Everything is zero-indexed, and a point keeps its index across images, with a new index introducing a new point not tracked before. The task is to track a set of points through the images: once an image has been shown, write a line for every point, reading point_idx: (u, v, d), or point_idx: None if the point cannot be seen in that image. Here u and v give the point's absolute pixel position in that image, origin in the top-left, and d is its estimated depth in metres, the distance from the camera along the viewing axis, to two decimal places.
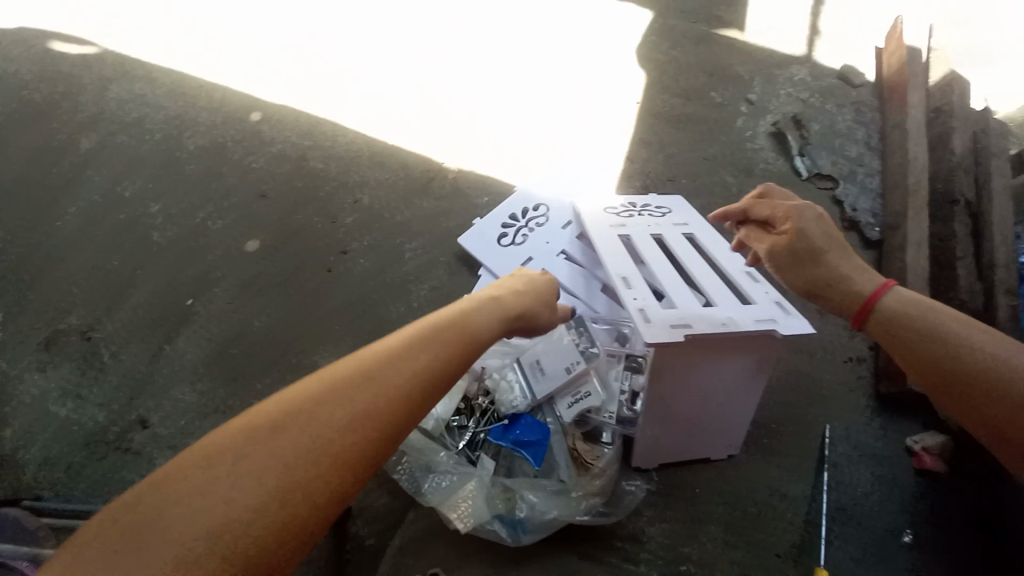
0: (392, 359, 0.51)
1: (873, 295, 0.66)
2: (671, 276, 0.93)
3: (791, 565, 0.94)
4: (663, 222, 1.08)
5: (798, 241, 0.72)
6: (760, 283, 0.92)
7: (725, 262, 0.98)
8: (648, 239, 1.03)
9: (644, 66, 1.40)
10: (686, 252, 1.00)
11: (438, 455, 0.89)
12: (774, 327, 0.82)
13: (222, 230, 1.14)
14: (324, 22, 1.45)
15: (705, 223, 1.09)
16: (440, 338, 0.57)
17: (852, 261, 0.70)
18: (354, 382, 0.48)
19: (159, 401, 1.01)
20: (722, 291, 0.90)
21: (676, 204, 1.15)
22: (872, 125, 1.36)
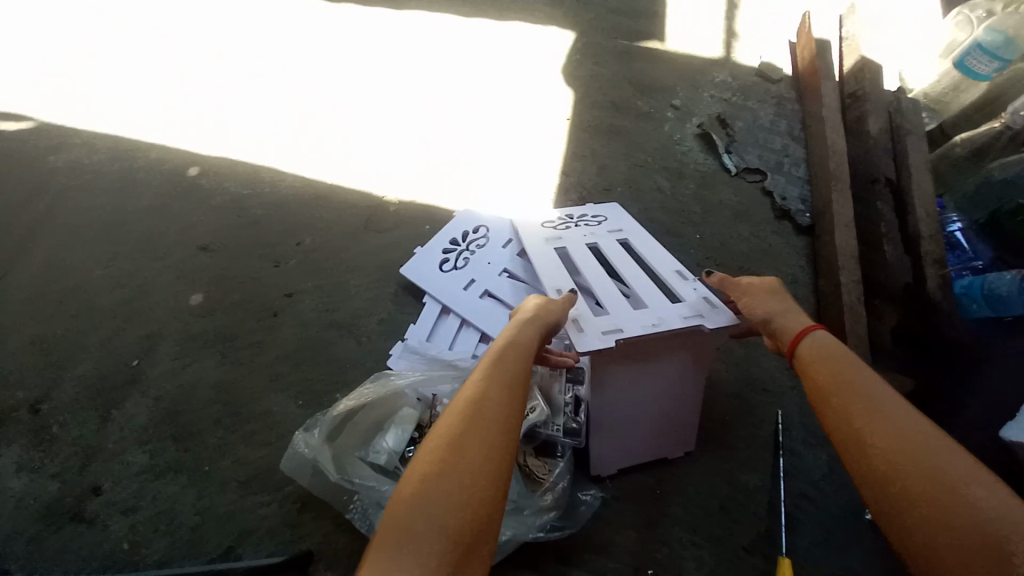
0: (489, 387, 0.65)
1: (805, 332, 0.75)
2: (604, 283, 0.95)
3: (759, 557, 0.93)
4: (598, 230, 1.10)
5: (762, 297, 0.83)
6: (689, 280, 0.95)
7: (657, 263, 1.01)
8: (582, 249, 1.05)
9: (571, 85, 1.47)
10: (619, 258, 1.02)
11: (386, 491, 0.86)
12: (702, 322, 0.84)
13: (165, 285, 1.19)
14: (267, 80, 1.55)
15: (638, 227, 1.12)
16: (507, 366, 0.69)
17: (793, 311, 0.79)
18: (477, 413, 0.62)
19: (111, 466, 1.00)
20: (653, 292, 0.92)
21: (612, 211, 1.18)
22: (794, 116, 1.42)
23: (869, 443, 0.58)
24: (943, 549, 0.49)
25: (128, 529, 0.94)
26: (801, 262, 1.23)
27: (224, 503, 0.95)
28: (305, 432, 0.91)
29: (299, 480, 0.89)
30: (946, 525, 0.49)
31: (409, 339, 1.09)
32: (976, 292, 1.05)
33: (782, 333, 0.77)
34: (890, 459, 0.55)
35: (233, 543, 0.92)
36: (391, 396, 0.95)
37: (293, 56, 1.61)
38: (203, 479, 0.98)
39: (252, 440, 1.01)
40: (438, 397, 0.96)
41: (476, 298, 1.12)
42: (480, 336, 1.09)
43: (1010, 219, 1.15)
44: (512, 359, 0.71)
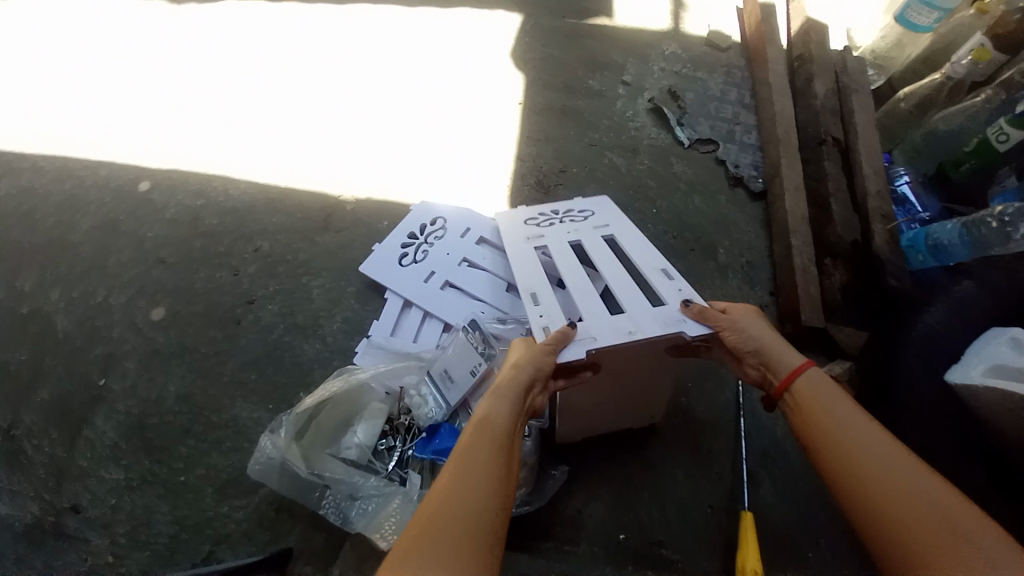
0: (467, 482, 0.59)
1: (796, 368, 0.74)
2: (582, 284, 0.89)
3: (723, 514, 0.97)
4: (584, 227, 1.04)
5: (750, 324, 0.79)
6: (675, 280, 0.88)
7: (645, 263, 0.94)
8: (563, 247, 0.99)
9: (521, 69, 1.47)
10: (601, 256, 0.96)
11: (359, 481, 0.89)
12: (683, 329, 0.78)
13: (124, 303, 1.20)
14: (215, 87, 1.54)
15: (625, 222, 1.06)
16: (484, 457, 0.63)
17: (783, 351, 0.76)
18: (455, 514, 0.56)
19: (84, 484, 1.01)
20: (635, 294, 0.86)
21: (600, 205, 1.11)
22: (744, 84, 1.43)
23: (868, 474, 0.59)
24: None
25: (107, 544, 0.96)
26: (755, 228, 1.25)
27: (202, 509, 0.99)
28: (271, 434, 0.92)
29: (271, 482, 0.91)
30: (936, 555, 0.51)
31: (374, 334, 1.11)
32: (920, 243, 1.10)
33: (777, 367, 0.75)
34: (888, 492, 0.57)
35: (212, 547, 0.96)
36: (356, 390, 0.97)
37: (239, 60, 1.59)
38: (178, 489, 1.00)
39: (225, 448, 1.04)
40: (405, 389, 1.00)
41: (437, 289, 1.13)
42: (443, 326, 1.10)
43: (955, 170, 1.19)
44: (479, 444, 0.65)
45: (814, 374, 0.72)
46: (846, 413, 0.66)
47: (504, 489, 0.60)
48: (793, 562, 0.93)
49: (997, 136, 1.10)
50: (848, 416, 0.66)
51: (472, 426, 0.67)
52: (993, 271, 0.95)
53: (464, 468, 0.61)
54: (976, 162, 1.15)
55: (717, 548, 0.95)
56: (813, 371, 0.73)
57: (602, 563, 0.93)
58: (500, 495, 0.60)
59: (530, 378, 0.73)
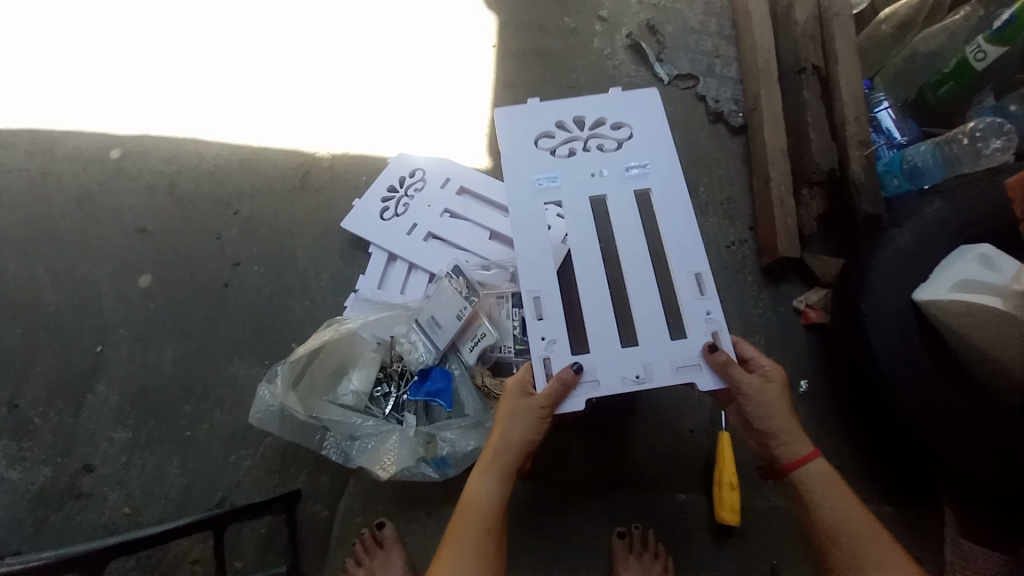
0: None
1: (804, 456, 0.74)
2: (593, 287, 0.80)
3: (702, 436, 1.04)
4: (614, 166, 0.87)
5: (771, 400, 0.76)
6: (705, 297, 0.80)
7: (677, 256, 0.82)
8: (583, 202, 0.85)
9: (493, 9, 1.41)
10: (626, 236, 0.83)
11: (358, 423, 0.94)
12: (696, 380, 0.77)
13: (110, 274, 1.22)
14: (175, 47, 1.47)
15: (669, 159, 0.87)
16: (472, 549, 0.70)
17: (800, 437, 0.75)
18: None
19: (95, 446, 1.09)
20: (657, 322, 0.79)
21: (641, 123, 0.90)
22: (724, 13, 1.38)
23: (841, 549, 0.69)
24: None
25: (123, 498, 1.05)
26: (735, 163, 1.25)
27: (211, 461, 1.06)
28: (268, 384, 0.95)
29: (272, 428, 0.95)
30: None
31: (361, 289, 1.13)
32: (896, 167, 1.12)
33: (784, 450, 0.75)
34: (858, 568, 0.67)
35: (225, 493, 1.04)
36: (348, 340, 1.01)
37: (196, 15, 1.51)
38: (186, 444, 1.07)
39: (227, 405, 1.09)
40: (396, 338, 1.02)
41: (420, 242, 1.15)
42: (428, 278, 1.12)
43: (934, 93, 1.17)
44: (467, 531, 0.71)
45: (819, 466, 0.74)
46: (827, 492, 0.72)
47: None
48: None
49: (975, 54, 1.10)
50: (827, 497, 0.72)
51: (462, 510, 0.73)
52: (962, 190, 0.97)
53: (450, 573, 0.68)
54: (956, 82, 1.13)
55: (696, 466, 1.02)
56: (818, 463, 0.74)
57: (588, 485, 1.01)
58: None
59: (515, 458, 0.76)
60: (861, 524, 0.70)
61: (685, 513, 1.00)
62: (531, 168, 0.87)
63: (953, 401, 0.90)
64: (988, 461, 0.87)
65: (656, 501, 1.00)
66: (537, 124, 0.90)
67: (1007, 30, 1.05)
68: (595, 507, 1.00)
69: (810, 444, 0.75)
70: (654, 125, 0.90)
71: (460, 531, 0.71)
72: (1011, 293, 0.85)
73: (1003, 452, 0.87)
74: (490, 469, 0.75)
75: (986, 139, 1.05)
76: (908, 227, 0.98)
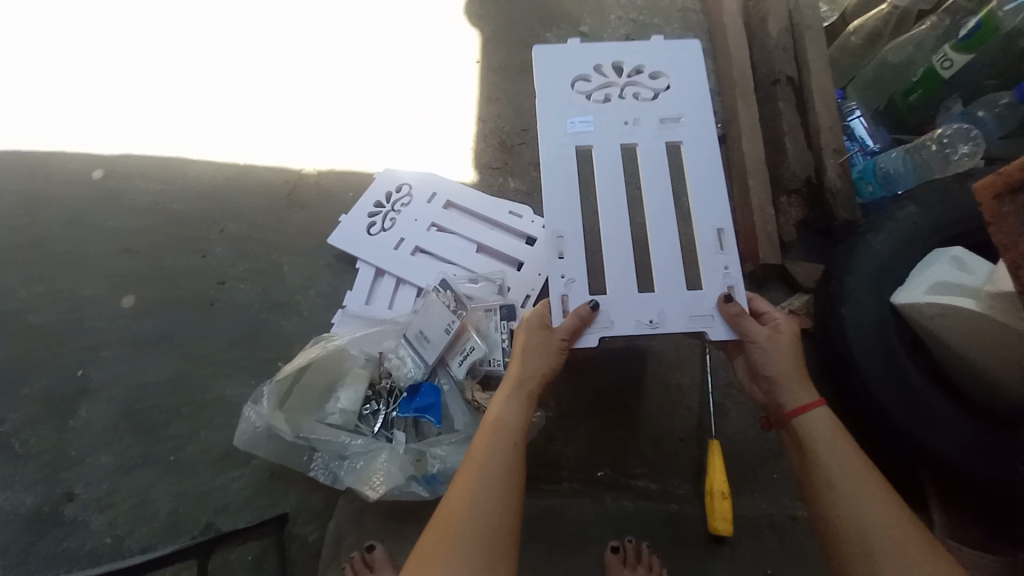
0: (479, 486, 0.67)
1: (805, 403, 0.75)
2: (618, 239, 0.85)
3: (692, 444, 1.04)
4: (649, 114, 0.91)
5: (780, 345, 0.79)
6: (724, 253, 0.85)
7: (705, 206, 0.86)
8: (615, 149, 0.90)
9: (475, 26, 1.43)
10: (655, 193, 0.87)
11: (346, 443, 0.94)
12: (707, 329, 0.82)
13: (93, 295, 1.20)
14: (159, 66, 1.47)
15: (701, 113, 0.90)
16: (497, 455, 0.71)
17: (802, 383, 0.77)
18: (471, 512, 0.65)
19: (79, 471, 1.07)
20: (675, 272, 0.84)
21: (678, 71, 0.93)
22: (700, 28, 1.42)
23: (828, 482, 0.68)
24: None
25: (108, 525, 1.03)
26: (716, 172, 1.28)
27: (198, 483, 1.04)
28: (254, 405, 0.95)
29: (259, 450, 0.95)
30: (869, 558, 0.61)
31: (348, 305, 1.13)
32: (870, 174, 1.15)
33: (788, 395, 0.76)
34: (844, 501, 0.65)
35: (212, 517, 1.02)
36: (334, 359, 1.01)
37: (180, 35, 1.51)
38: (172, 467, 1.05)
39: (213, 426, 1.08)
40: (384, 354, 1.02)
41: (408, 256, 1.15)
42: (416, 292, 1.13)
43: (904, 100, 1.21)
44: (489, 445, 0.72)
45: (821, 413, 0.74)
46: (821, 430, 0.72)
47: (515, 485, 0.69)
48: (755, 476, 1.02)
49: (941, 63, 1.13)
50: (824, 438, 0.71)
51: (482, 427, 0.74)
52: (933, 195, 1.00)
53: (472, 480, 0.68)
54: (924, 91, 1.17)
55: (688, 474, 1.03)
56: (820, 410, 0.74)
57: (581, 497, 1.01)
58: (511, 492, 0.68)
59: (534, 380, 0.78)
60: (859, 469, 0.68)
61: (678, 523, 1.00)
62: (566, 108, 0.91)
63: (938, 402, 0.92)
64: (969, 455, 0.89)
65: (649, 512, 1.00)
66: (576, 65, 0.94)
67: (972, 39, 1.08)
68: (588, 519, 1.00)
69: (813, 392, 0.76)
70: (693, 77, 0.93)
71: (478, 451, 0.72)
72: (984, 293, 0.85)
73: (988, 449, 0.89)
74: (507, 394, 0.77)
75: (955, 144, 1.09)
76: (883, 231, 1.00)
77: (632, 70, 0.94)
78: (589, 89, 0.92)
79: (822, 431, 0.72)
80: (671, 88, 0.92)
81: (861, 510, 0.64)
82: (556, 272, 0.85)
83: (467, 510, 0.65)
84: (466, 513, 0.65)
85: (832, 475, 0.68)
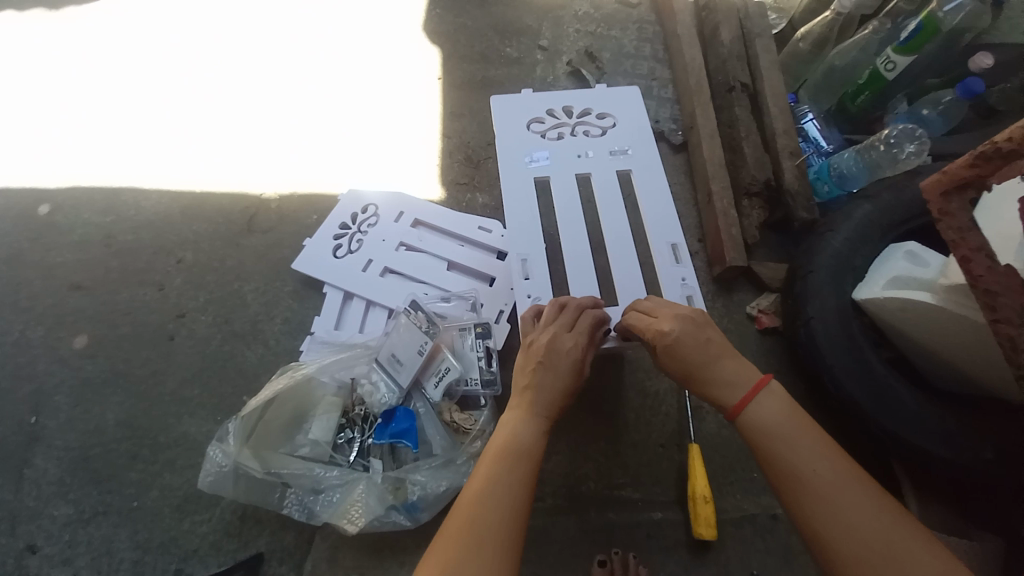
0: (483, 514, 0.61)
1: (736, 399, 0.71)
2: (580, 258, 0.97)
3: (673, 449, 1.04)
4: (600, 147, 1.08)
5: (670, 368, 0.78)
6: (681, 265, 0.96)
7: (658, 230, 1.00)
8: (570, 177, 1.06)
9: (436, 43, 1.44)
10: (610, 217, 1.01)
11: (320, 477, 0.91)
12: None
13: (42, 337, 1.14)
14: (108, 94, 1.43)
15: (644, 145, 1.08)
16: (505, 482, 0.65)
17: (726, 377, 0.73)
18: (479, 540, 0.59)
19: (36, 524, 1.00)
20: (634, 286, 0.94)
21: (622, 114, 1.12)
22: (656, 38, 1.46)
23: (768, 456, 0.67)
24: (836, 539, 0.59)
25: None
26: (680, 178, 1.30)
27: (164, 529, 0.99)
28: (219, 443, 0.92)
29: (224, 490, 0.91)
30: (819, 528, 0.61)
31: (317, 331, 1.10)
32: (825, 174, 1.19)
33: (718, 397, 0.73)
34: (787, 471, 0.64)
35: (181, 563, 0.96)
36: (302, 386, 0.98)
37: (129, 62, 1.47)
38: (135, 514, 1.00)
39: (178, 467, 1.03)
40: (357, 379, 1.00)
41: (377, 277, 1.13)
42: (388, 314, 1.10)
43: (853, 102, 1.25)
44: (498, 471, 0.66)
45: (755, 404, 0.70)
46: (754, 396, 0.70)
47: (522, 521, 0.63)
48: (736, 478, 1.03)
49: (885, 65, 1.17)
50: (759, 408, 0.69)
51: (491, 451, 0.69)
52: (886, 192, 1.04)
53: (476, 514, 0.61)
54: (870, 92, 1.22)
55: (670, 479, 1.02)
56: (754, 397, 0.70)
57: (565, 513, 1.00)
58: (519, 528, 0.62)
59: (549, 401, 0.75)
60: (797, 430, 0.66)
61: (663, 531, 0.99)
62: (527, 145, 1.09)
63: (902, 391, 0.93)
64: (939, 445, 0.90)
65: (634, 523, 0.99)
66: (532, 109, 1.12)
67: (912, 41, 1.12)
68: (573, 536, 0.98)
69: (743, 390, 0.71)
70: (633, 119, 1.12)
71: (486, 473, 0.66)
72: (939, 287, 0.85)
73: (958, 432, 0.90)
74: (520, 418, 0.73)
75: (902, 144, 1.14)
76: (841, 229, 1.03)
77: (581, 112, 1.13)
78: (543, 129, 1.10)
79: (749, 401, 0.70)
80: (616, 126, 1.10)
81: (800, 473, 0.64)
82: (524, 290, 0.95)
83: (472, 544, 0.59)
84: (486, 517, 0.61)
85: (765, 448, 0.67)
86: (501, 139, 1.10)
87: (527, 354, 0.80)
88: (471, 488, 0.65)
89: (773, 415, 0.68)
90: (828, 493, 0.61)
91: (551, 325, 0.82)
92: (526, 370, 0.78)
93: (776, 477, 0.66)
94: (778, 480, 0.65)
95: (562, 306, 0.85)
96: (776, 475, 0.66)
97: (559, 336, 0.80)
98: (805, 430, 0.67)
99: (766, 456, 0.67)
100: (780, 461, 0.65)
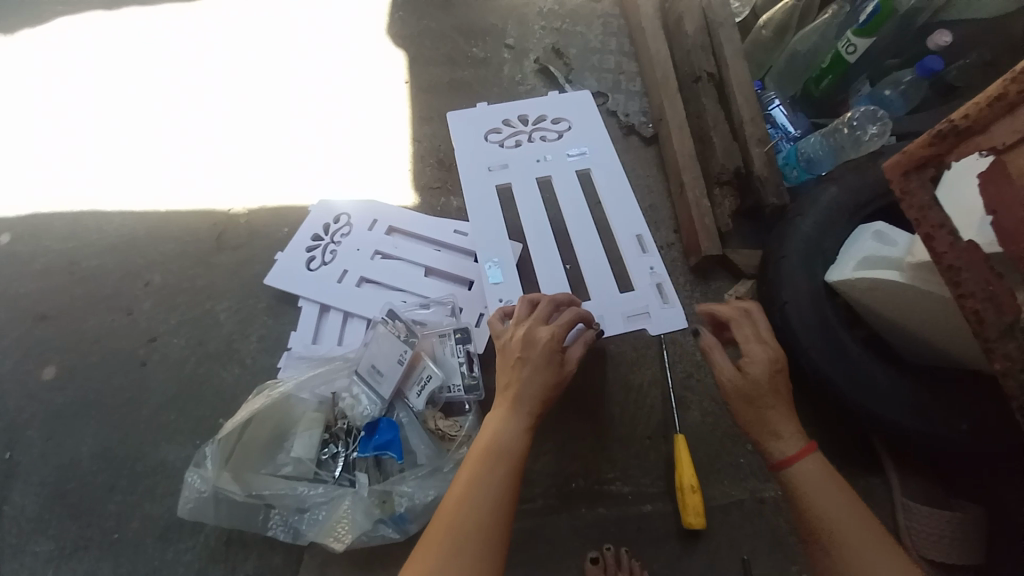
0: (464, 515, 0.61)
1: (788, 449, 0.69)
2: (553, 259, 0.97)
3: (658, 441, 1.05)
4: (557, 151, 1.09)
5: (755, 386, 0.72)
6: (648, 255, 0.97)
7: (621, 224, 1.00)
8: (531, 181, 1.06)
9: (401, 47, 1.42)
10: (574, 214, 1.01)
11: (306, 495, 0.89)
12: (645, 326, 0.91)
13: (9, 370, 1.11)
14: (64, 115, 1.38)
15: (601, 144, 1.09)
16: (487, 481, 0.64)
17: (784, 423, 0.71)
18: (458, 542, 0.59)
19: (13, 563, 0.97)
20: (605, 279, 0.95)
21: (576, 117, 1.14)
22: (622, 32, 1.46)
23: (806, 506, 0.65)
24: None
25: None
26: (653, 171, 1.30)
27: (148, 559, 0.96)
28: (197, 469, 0.90)
29: (207, 516, 0.90)
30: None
31: (294, 346, 1.08)
32: (793, 159, 1.21)
33: (770, 436, 0.71)
34: (821, 525, 0.63)
35: None
36: (280, 404, 0.96)
37: (86, 81, 1.43)
38: (117, 546, 0.97)
39: (158, 495, 1.00)
40: (337, 394, 0.98)
41: (353, 288, 1.11)
42: (366, 324, 1.09)
43: (816, 86, 1.27)
44: (481, 470, 0.65)
45: (808, 460, 0.68)
46: (801, 455, 0.68)
47: (505, 519, 0.62)
48: (722, 465, 1.03)
49: (846, 48, 1.18)
50: (806, 466, 0.68)
51: (476, 450, 0.68)
52: (851, 174, 1.05)
53: (458, 515, 0.61)
54: (833, 76, 1.23)
55: (658, 471, 1.03)
56: (808, 455, 0.68)
57: (555, 513, 1.00)
58: (502, 526, 0.62)
59: (533, 396, 0.73)
60: (837, 490, 0.65)
61: (653, 522, 0.99)
62: (485, 156, 1.10)
63: (877, 370, 0.95)
64: (911, 420, 0.92)
65: (623, 516, 0.99)
66: (489, 121, 1.14)
67: (870, 24, 1.13)
68: (564, 535, 0.98)
69: (806, 443, 0.69)
70: (588, 120, 1.13)
71: (469, 472, 0.65)
72: (906, 265, 0.87)
73: (930, 407, 0.92)
74: (504, 414, 0.72)
75: (864, 125, 1.16)
76: (810, 213, 1.04)
77: (536, 119, 1.14)
78: (500, 139, 1.11)
79: (791, 452, 0.69)
80: (571, 129, 1.12)
81: (834, 530, 0.62)
82: (496, 294, 0.95)
83: (452, 545, 0.59)
84: (468, 517, 0.61)
85: (803, 498, 0.66)
86: (460, 150, 1.10)
87: (505, 353, 0.79)
88: (453, 489, 0.65)
89: (814, 470, 0.67)
90: (860, 551, 0.60)
91: (525, 321, 0.81)
92: (506, 367, 0.77)
93: (807, 527, 0.64)
94: (807, 529, 0.64)
95: (542, 300, 0.84)
96: (807, 525, 0.64)
97: (534, 328, 0.79)
98: (840, 488, 0.65)
99: (801, 507, 0.66)
100: (815, 515, 0.64)
